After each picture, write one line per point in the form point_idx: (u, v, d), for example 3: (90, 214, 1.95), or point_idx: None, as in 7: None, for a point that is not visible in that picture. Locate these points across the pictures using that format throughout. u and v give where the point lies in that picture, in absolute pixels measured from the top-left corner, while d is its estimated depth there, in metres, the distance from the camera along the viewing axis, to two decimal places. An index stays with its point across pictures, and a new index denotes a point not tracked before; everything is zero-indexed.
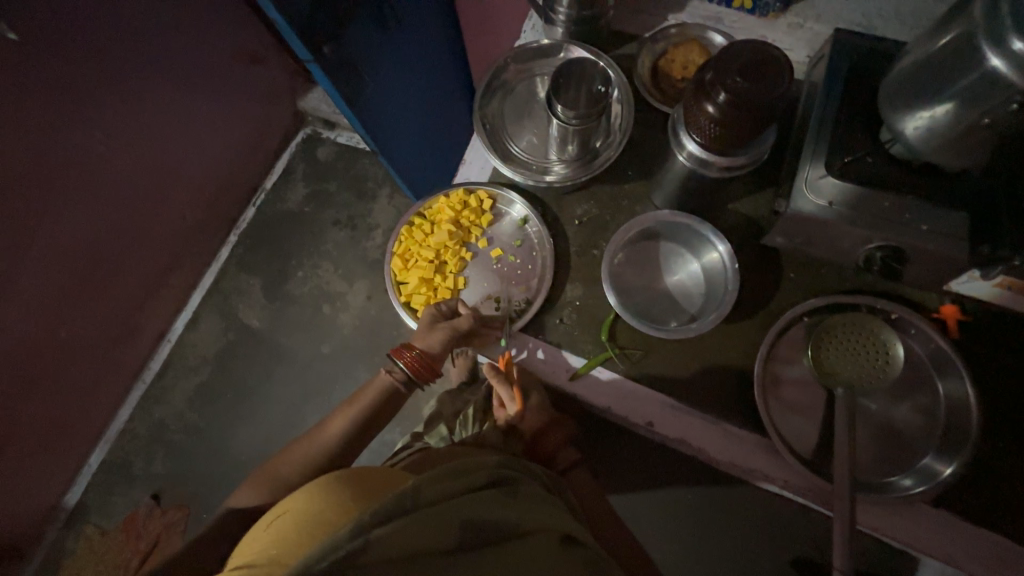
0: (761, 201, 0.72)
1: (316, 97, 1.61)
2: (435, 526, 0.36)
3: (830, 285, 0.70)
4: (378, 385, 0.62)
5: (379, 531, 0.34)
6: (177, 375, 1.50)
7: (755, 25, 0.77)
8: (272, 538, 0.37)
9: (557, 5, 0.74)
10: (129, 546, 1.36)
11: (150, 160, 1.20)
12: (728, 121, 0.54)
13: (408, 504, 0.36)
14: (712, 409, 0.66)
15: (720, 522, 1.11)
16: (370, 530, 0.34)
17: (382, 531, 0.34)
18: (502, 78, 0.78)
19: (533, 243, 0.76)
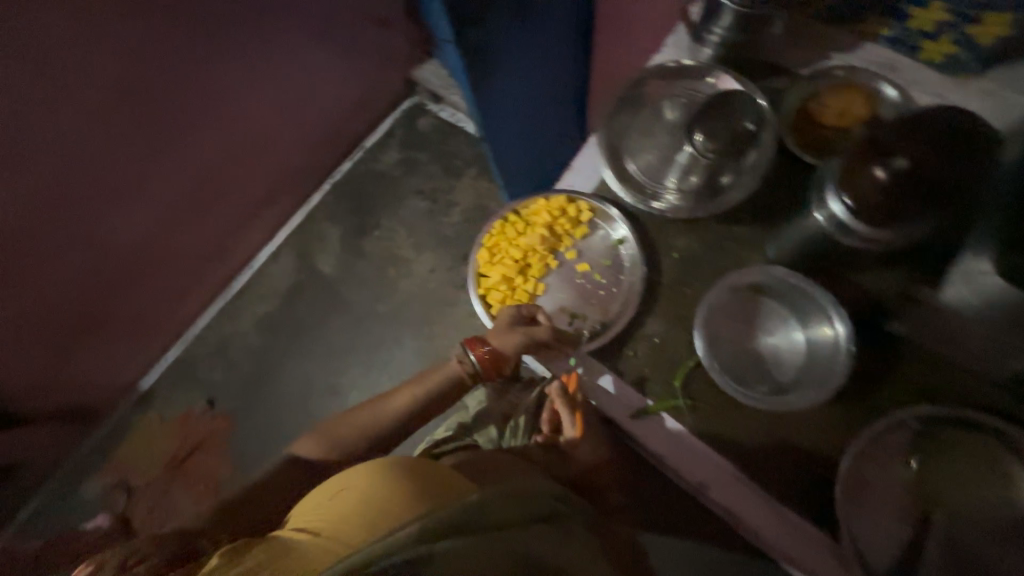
0: (896, 278, 0.61)
1: (430, 70, 1.65)
2: (490, 551, 0.38)
3: (953, 393, 0.61)
4: (446, 373, 0.65)
5: (442, 544, 0.36)
6: (249, 299, 1.62)
7: (936, 83, 0.67)
8: (337, 509, 0.40)
9: (713, 26, 0.70)
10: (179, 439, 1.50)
11: (275, 101, 1.29)
12: (897, 187, 0.51)
13: (470, 521, 0.38)
14: (778, 489, 0.60)
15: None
16: (434, 540, 0.37)
17: (445, 545, 0.37)
18: (636, 90, 0.73)
19: (623, 267, 0.72)
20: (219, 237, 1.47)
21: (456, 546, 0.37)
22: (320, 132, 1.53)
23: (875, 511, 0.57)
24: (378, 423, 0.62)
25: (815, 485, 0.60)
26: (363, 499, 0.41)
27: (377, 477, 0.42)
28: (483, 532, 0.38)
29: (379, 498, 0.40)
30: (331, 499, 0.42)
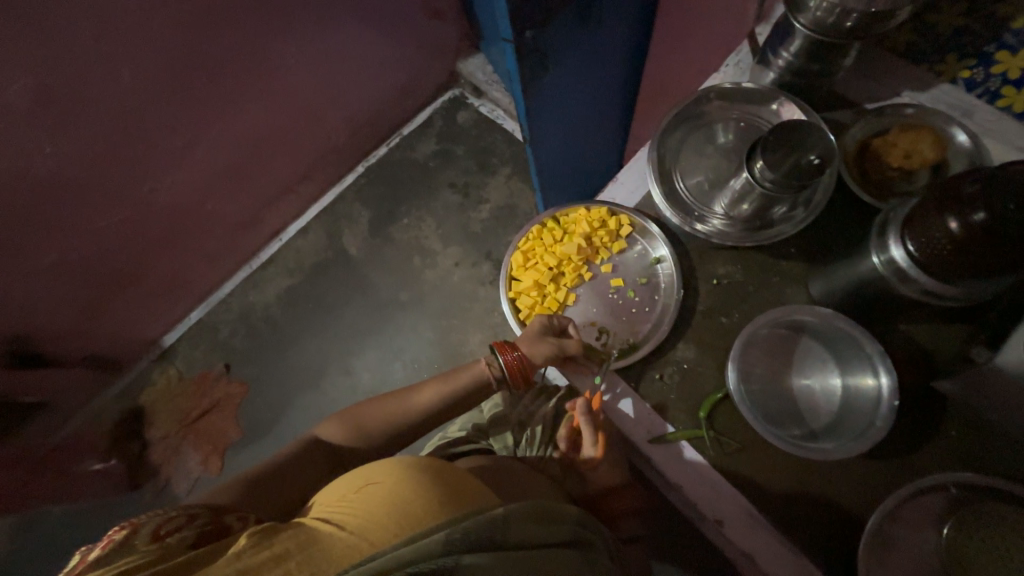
0: (945, 334, 0.60)
1: (477, 64, 1.65)
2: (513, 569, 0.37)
3: (995, 461, 0.58)
4: (476, 373, 0.66)
5: (468, 557, 0.35)
6: (276, 271, 1.66)
7: (1015, 133, 0.63)
8: (364, 507, 0.38)
9: (782, 48, 0.66)
10: (195, 398, 1.55)
11: (324, 81, 1.31)
12: (968, 245, 0.46)
13: (498, 537, 0.37)
14: (797, 536, 0.58)
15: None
16: (460, 552, 0.35)
17: (472, 558, 0.35)
18: (697, 107, 0.71)
19: (659, 287, 0.72)
20: (254, 207, 1.51)
21: (480, 561, 0.36)
22: (362, 115, 1.54)
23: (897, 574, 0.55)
24: (404, 415, 0.63)
25: (836, 537, 0.58)
26: (392, 499, 0.39)
27: (407, 479, 0.40)
28: (508, 548, 0.37)
29: (411, 498, 0.39)
30: (354, 495, 0.40)
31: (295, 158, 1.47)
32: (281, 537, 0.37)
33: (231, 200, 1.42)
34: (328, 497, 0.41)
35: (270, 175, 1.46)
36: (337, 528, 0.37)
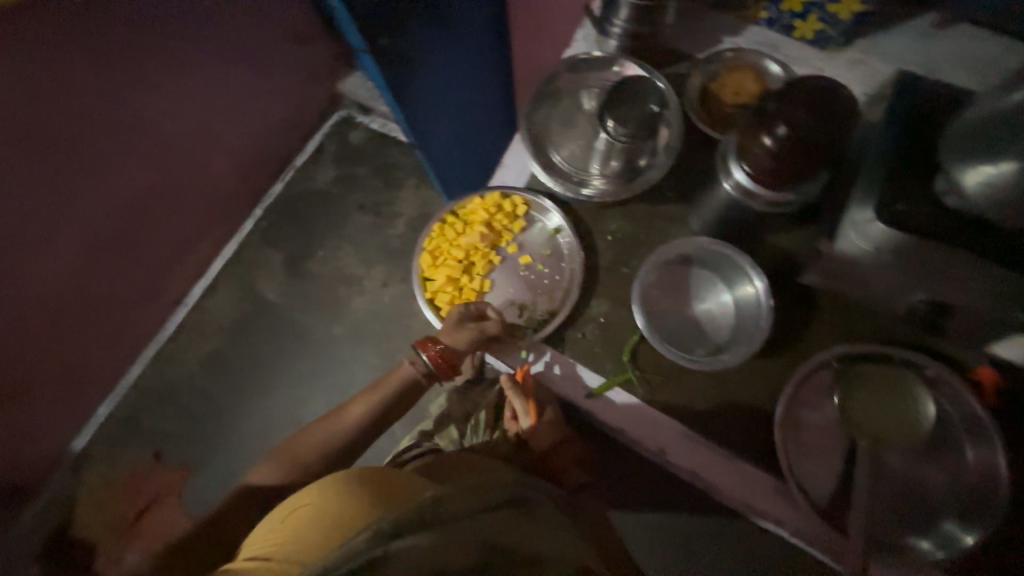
0: (800, 237, 0.70)
1: (356, 82, 1.62)
2: (453, 542, 0.36)
3: (863, 331, 0.68)
4: (401, 375, 0.66)
5: (397, 542, 0.34)
6: (191, 339, 1.53)
7: (813, 57, 0.75)
8: (291, 530, 0.42)
9: (613, 18, 0.73)
10: None
11: (190, 128, 1.22)
12: (783, 156, 0.54)
13: (429, 515, 0.37)
14: (729, 442, 0.65)
15: (712, 552, 1.09)
16: (389, 540, 0.35)
17: (400, 543, 0.34)
18: (552, 86, 0.78)
19: (563, 254, 0.75)
20: (148, 279, 1.38)
21: (415, 545, 0.35)
22: (247, 157, 1.46)
23: (810, 446, 0.63)
24: (337, 437, 0.62)
25: (760, 433, 0.65)
26: (316, 516, 0.42)
27: (327, 496, 0.44)
28: (446, 524, 0.37)
29: (333, 511, 0.43)
30: (283, 524, 0.44)
31: (181, 217, 1.36)
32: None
33: (117, 278, 1.28)
34: (261, 536, 0.45)
35: (158, 241, 1.33)
36: (267, 560, 0.41)
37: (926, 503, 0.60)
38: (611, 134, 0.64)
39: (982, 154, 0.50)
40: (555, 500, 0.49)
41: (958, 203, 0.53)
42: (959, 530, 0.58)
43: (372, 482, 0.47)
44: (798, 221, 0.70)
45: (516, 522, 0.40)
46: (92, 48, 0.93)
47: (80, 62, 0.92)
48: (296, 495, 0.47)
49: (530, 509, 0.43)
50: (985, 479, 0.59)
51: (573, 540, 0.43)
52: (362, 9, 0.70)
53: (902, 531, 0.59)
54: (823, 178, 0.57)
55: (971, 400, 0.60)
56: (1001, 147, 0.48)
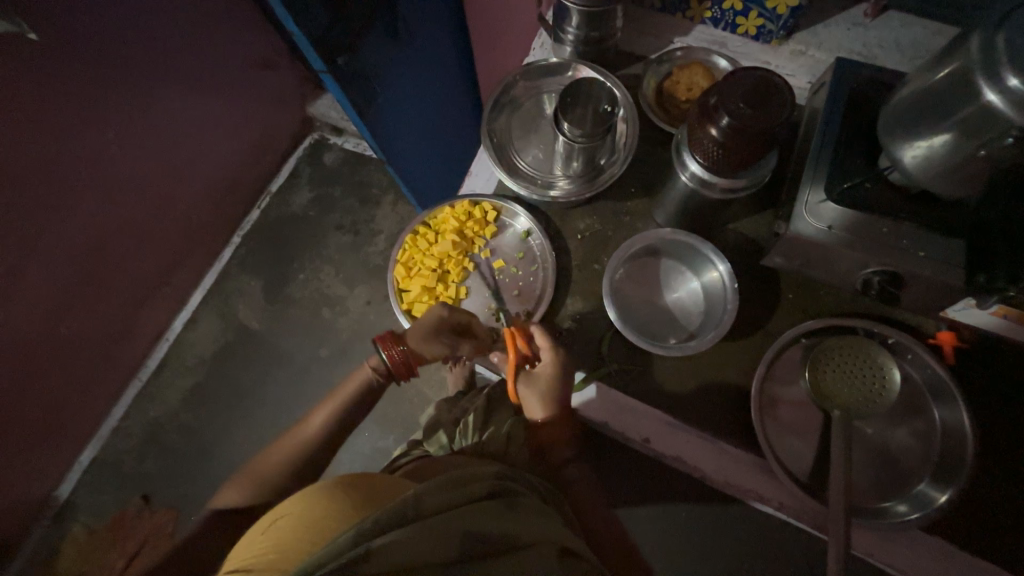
0: (761, 222, 0.73)
1: (325, 103, 1.63)
2: (434, 534, 0.39)
3: (828, 306, 0.70)
4: (361, 376, 0.68)
5: (378, 539, 0.37)
6: (173, 374, 1.50)
7: (758, 51, 0.79)
8: (274, 541, 0.42)
9: (565, 25, 0.75)
10: (116, 547, 1.32)
11: (159, 160, 1.21)
12: (731, 145, 0.54)
13: (409, 513, 0.40)
14: (710, 426, 0.67)
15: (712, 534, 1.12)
16: (370, 538, 0.37)
17: (382, 539, 0.37)
18: (511, 94, 0.80)
19: (535, 256, 0.77)
20: (125, 317, 1.35)
21: (395, 541, 0.37)
22: (219, 186, 1.45)
23: (785, 423, 0.65)
24: (302, 449, 0.64)
25: (740, 413, 0.67)
26: (299, 520, 0.43)
27: (313, 500, 0.45)
28: (425, 519, 0.40)
29: (315, 514, 0.44)
30: (267, 534, 0.44)
31: (154, 251, 1.33)
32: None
33: (93, 317, 1.25)
34: (245, 552, 0.45)
35: (133, 277, 1.32)
36: (251, 569, 0.41)
37: (900, 466, 0.63)
38: (568, 136, 0.66)
39: (917, 129, 0.53)
40: (537, 489, 0.53)
41: (901, 176, 0.57)
42: (932, 489, 0.61)
43: (357, 487, 0.48)
44: (756, 207, 0.74)
45: (499, 510, 0.44)
46: (50, 86, 0.93)
47: (41, 100, 0.92)
48: (282, 507, 0.48)
49: (514, 499, 0.46)
50: (952, 436, 0.61)
51: (554, 522, 0.46)
52: (318, 31, 0.71)
53: (878, 494, 0.62)
54: (772, 159, 0.59)
55: (932, 364, 0.63)
56: (930, 123, 0.52)
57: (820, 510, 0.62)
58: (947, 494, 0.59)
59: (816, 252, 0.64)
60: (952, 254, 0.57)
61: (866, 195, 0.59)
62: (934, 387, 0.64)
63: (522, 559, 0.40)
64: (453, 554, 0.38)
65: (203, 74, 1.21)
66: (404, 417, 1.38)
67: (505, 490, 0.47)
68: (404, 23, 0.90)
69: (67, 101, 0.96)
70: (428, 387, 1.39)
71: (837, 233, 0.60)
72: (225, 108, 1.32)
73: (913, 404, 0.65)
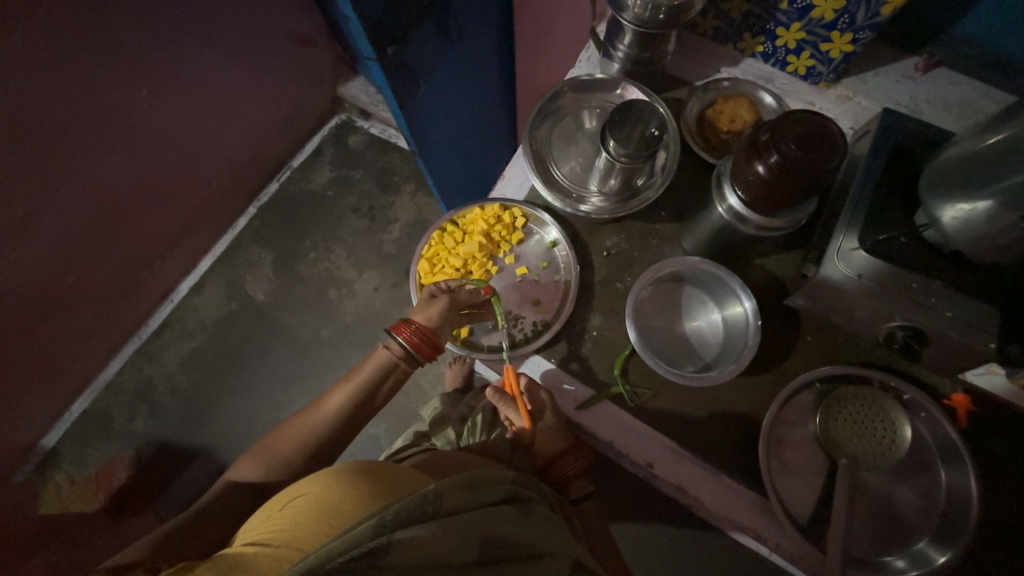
0: (788, 262, 0.73)
1: (357, 87, 1.63)
2: (454, 535, 0.39)
3: (845, 354, 0.70)
4: (378, 359, 0.68)
5: (400, 533, 0.38)
6: (174, 336, 1.50)
7: (804, 91, 0.79)
8: (289, 519, 0.43)
9: (616, 43, 0.76)
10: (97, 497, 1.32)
11: (189, 123, 1.22)
12: (774, 183, 0.55)
13: (429, 508, 0.40)
14: (714, 457, 0.67)
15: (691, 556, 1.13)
16: (391, 530, 0.38)
17: (405, 533, 0.38)
18: (556, 104, 0.81)
19: (559, 267, 0.78)
20: (133, 273, 1.35)
21: (416, 536, 0.38)
22: (242, 155, 1.45)
23: (790, 466, 0.65)
24: (313, 428, 0.65)
25: (745, 448, 0.67)
26: (319, 504, 0.44)
27: (331, 484, 0.46)
28: (444, 517, 0.40)
29: (334, 499, 0.44)
30: (284, 511, 0.45)
31: (170, 211, 1.34)
32: (214, 560, 0.41)
33: (102, 270, 1.25)
34: (262, 522, 0.46)
35: (147, 235, 1.32)
36: (267, 544, 0.41)
37: (900, 521, 0.63)
38: (612, 154, 0.66)
39: (960, 190, 0.53)
40: (548, 498, 0.53)
41: (938, 236, 0.57)
42: (932, 549, 0.61)
43: (376, 474, 0.48)
44: (785, 246, 0.74)
45: (516, 517, 0.44)
46: (93, 38, 0.93)
47: (82, 52, 0.93)
48: (297, 486, 0.48)
49: (529, 506, 0.47)
50: (956, 499, 0.61)
51: (564, 533, 0.47)
52: (373, 19, 0.72)
53: (879, 547, 0.62)
54: (811, 205, 0.60)
55: (945, 425, 0.63)
56: (975, 186, 0.51)
57: (815, 557, 0.62)
58: (946, 556, 0.59)
59: (842, 299, 0.64)
60: (980, 318, 0.57)
61: (899, 250, 0.59)
62: (943, 448, 0.64)
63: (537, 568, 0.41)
64: (471, 553, 0.39)
65: (240, 43, 1.21)
66: (400, 408, 1.38)
67: (520, 497, 0.47)
68: (455, 19, 0.90)
69: (105, 54, 0.96)
70: (426, 382, 1.39)
71: (866, 282, 0.60)
72: (257, 79, 1.33)
73: (920, 462, 0.64)
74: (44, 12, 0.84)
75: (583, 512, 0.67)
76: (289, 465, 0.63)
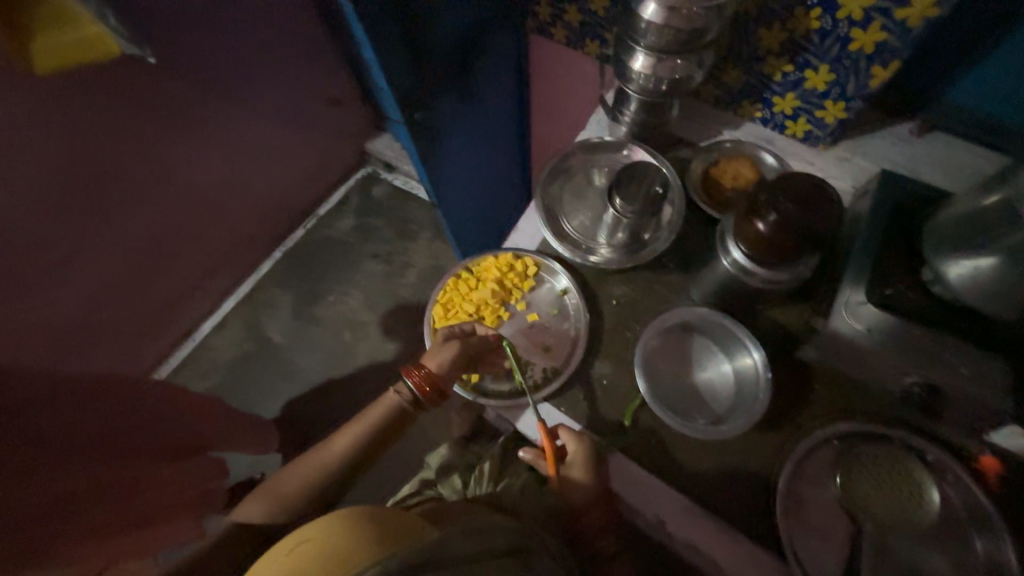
0: (798, 315, 0.74)
1: (383, 143, 1.76)
2: None
3: (862, 410, 0.69)
4: (385, 402, 0.71)
5: None
6: (191, 375, 1.54)
7: (804, 152, 0.83)
8: (292, 562, 0.43)
9: (623, 109, 0.82)
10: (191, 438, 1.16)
11: (228, 174, 1.32)
12: (776, 239, 0.57)
13: (430, 555, 0.40)
14: (728, 517, 0.64)
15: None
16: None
17: None
18: (566, 162, 0.86)
19: (569, 315, 0.79)
20: (161, 311, 1.42)
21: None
22: (272, 203, 1.56)
23: (809, 529, 0.62)
24: (323, 467, 0.68)
25: (761, 506, 0.65)
26: (322, 546, 0.44)
27: (336, 528, 0.45)
28: (445, 564, 0.40)
29: (335, 544, 0.44)
30: (287, 555, 0.45)
31: (201, 253, 1.42)
32: None
33: (131, 306, 1.31)
34: (266, 569, 0.45)
35: (177, 275, 1.39)
36: None
37: None
38: (619, 210, 0.70)
39: (963, 248, 0.54)
40: (553, 552, 0.52)
41: (945, 291, 0.58)
42: None
43: (377, 519, 0.48)
44: (794, 299, 0.75)
45: (516, 569, 0.43)
46: (153, 101, 1.05)
47: (143, 113, 1.04)
48: (300, 528, 0.48)
49: (529, 558, 0.46)
50: None
51: None
52: (401, 90, 0.80)
53: None
54: (812, 261, 0.62)
55: (974, 488, 0.60)
56: (977, 244, 0.53)
57: None
58: None
59: (854, 353, 0.63)
60: (997, 375, 0.56)
61: (910, 303, 0.60)
62: (975, 515, 0.60)
63: None
64: None
65: (280, 104, 1.34)
66: (407, 454, 1.36)
67: (523, 548, 0.46)
68: (475, 89, 1.00)
69: (162, 115, 1.08)
70: (434, 428, 1.37)
71: (876, 336, 0.61)
72: (292, 136, 1.45)
73: (952, 529, 0.61)
74: (115, 80, 0.96)
75: (612, 569, 0.64)
76: (294, 506, 0.65)
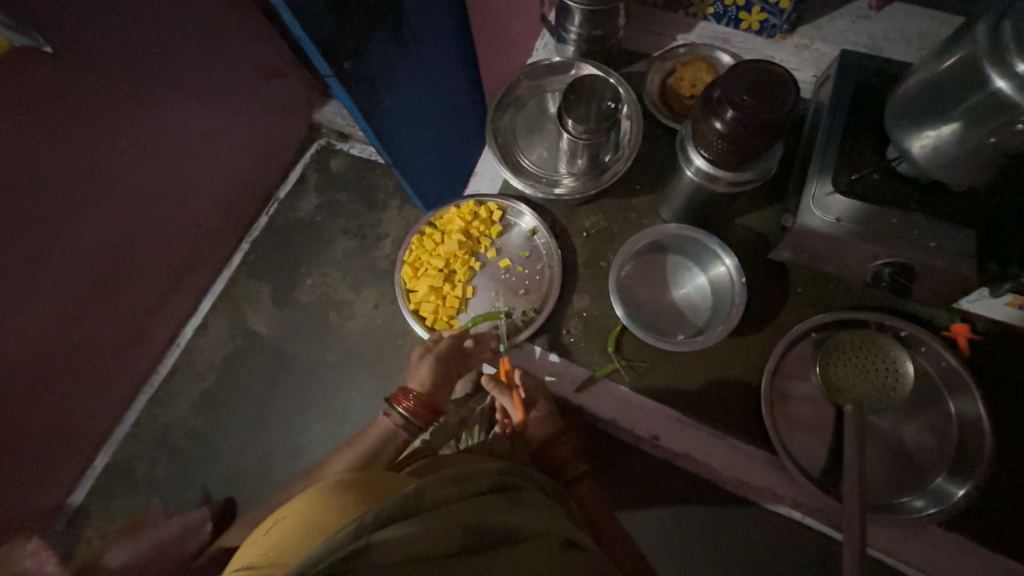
0: (769, 216, 0.73)
1: (331, 110, 1.65)
2: (436, 528, 0.39)
3: (837, 301, 0.70)
4: (378, 427, 0.67)
5: (377, 533, 0.37)
6: (184, 379, 1.52)
7: (762, 46, 0.78)
8: (275, 538, 0.43)
9: (568, 25, 0.76)
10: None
11: (171, 167, 1.23)
12: (735, 137, 0.54)
13: (411, 506, 0.40)
14: (719, 422, 0.66)
15: (714, 520, 1.15)
16: (370, 532, 0.37)
17: (382, 533, 0.37)
18: (515, 95, 0.81)
19: (541, 254, 0.78)
20: (137, 322, 1.37)
21: (396, 533, 0.37)
22: (227, 192, 1.47)
23: (795, 421, 0.65)
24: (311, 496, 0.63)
25: (749, 407, 0.67)
26: (302, 518, 0.44)
27: (317, 499, 0.46)
28: (426, 512, 0.40)
29: (315, 513, 0.44)
30: (269, 533, 0.45)
31: (164, 257, 1.35)
32: None
33: (104, 323, 1.26)
34: (248, 551, 0.45)
35: (145, 284, 1.33)
36: (252, 566, 0.41)
37: (914, 459, 0.62)
38: (573, 133, 0.66)
39: (924, 118, 0.52)
40: (541, 483, 0.54)
41: (910, 167, 0.56)
42: (949, 484, 0.60)
43: (358, 483, 0.48)
44: (762, 202, 0.74)
45: (503, 504, 0.44)
46: (65, 97, 0.94)
47: (56, 112, 0.94)
48: (282, 506, 0.48)
49: (518, 494, 0.47)
50: (969, 430, 0.60)
51: (557, 515, 0.47)
52: (324, 36, 0.72)
53: (894, 489, 0.61)
54: (776, 153, 0.59)
55: (946, 356, 0.62)
56: (937, 111, 0.51)
57: (834, 507, 0.61)
58: (964, 489, 0.58)
59: (826, 245, 0.62)
60: (965, 243, 0.56)
61: (873, 187, 0.59)
62: (948, 380, 0.63)
63: (523, 552, 0.40)
64: (452, 544, 0.39)
65: (209, 82, 1.22)
66: None
67: (508, 485, 0.47)
68: (408, 26, 0.91)
69: (78, 111, 0.97)
70: None
71: (846, 225, 0.59)
72: (231, 115, 1.34)
73: (927, 397, 0.63)
74: (18, 80, 0.86)
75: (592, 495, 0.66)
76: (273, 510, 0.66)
